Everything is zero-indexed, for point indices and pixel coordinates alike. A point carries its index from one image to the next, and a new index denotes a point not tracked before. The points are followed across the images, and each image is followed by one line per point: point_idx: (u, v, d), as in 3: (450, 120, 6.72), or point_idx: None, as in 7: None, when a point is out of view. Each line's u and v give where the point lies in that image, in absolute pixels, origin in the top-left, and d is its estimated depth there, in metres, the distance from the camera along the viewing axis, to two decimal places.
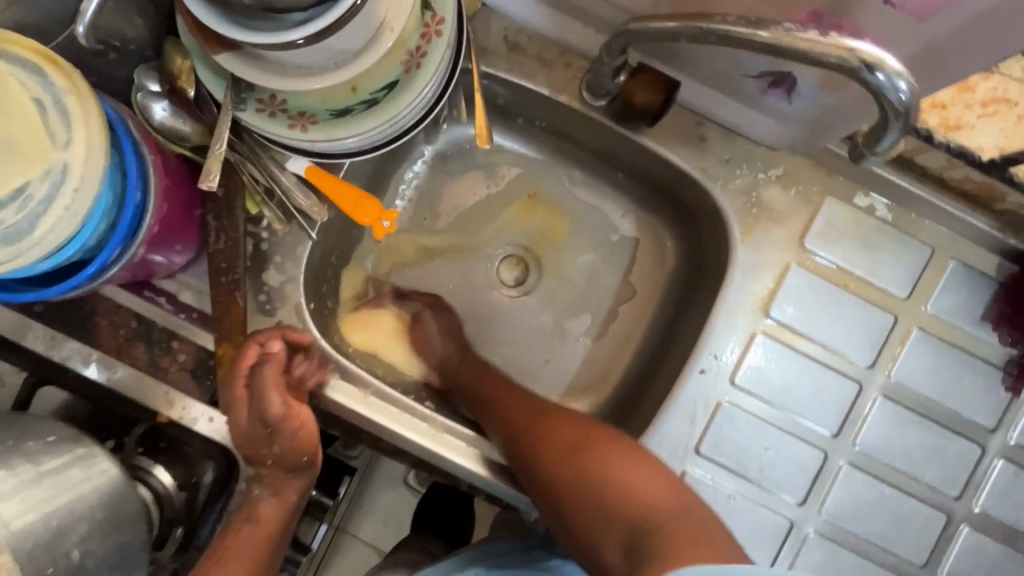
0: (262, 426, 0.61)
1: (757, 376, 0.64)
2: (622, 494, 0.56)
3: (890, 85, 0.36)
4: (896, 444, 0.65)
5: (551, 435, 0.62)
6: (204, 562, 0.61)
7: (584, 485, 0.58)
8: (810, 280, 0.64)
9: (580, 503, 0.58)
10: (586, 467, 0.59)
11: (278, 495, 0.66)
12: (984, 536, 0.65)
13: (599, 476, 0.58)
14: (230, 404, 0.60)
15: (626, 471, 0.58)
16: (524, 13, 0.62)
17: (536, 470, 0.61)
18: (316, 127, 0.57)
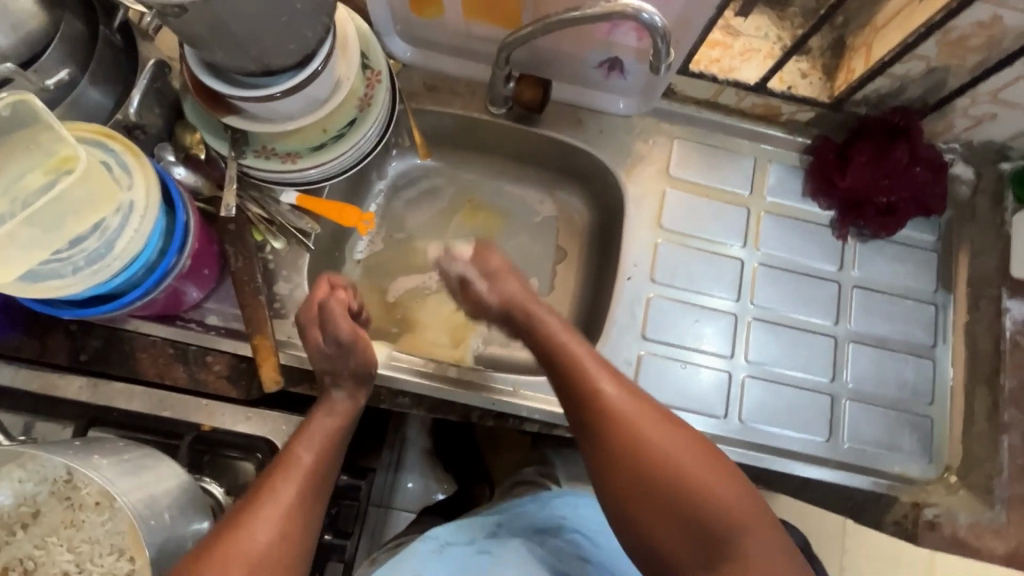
0: (335, 346, 0.69)
1: (667, 272, 0.86)
2: (687, 487, 0.57)
3: (652, 20, 0.62)
4: (780, 296, 0.87)
5: (627, 422, 0.60)
6: (291, 445, 0.64)
7: (652, 477, 0.58)
8: (681, 197, 0.89)
9: (643, 496, 0.58)
10: (656, 458, 0.59)
11: (353, 398, 0.71)
12: (864, 346, 0.87)
13: (669, 469, 0.58)
14: (306, 330, 0.71)
15: (692, 465, 0.58)
16: (434, 63, 0.88)
17: (605, 460, 0.60)
18: (303, 160, 0.77)
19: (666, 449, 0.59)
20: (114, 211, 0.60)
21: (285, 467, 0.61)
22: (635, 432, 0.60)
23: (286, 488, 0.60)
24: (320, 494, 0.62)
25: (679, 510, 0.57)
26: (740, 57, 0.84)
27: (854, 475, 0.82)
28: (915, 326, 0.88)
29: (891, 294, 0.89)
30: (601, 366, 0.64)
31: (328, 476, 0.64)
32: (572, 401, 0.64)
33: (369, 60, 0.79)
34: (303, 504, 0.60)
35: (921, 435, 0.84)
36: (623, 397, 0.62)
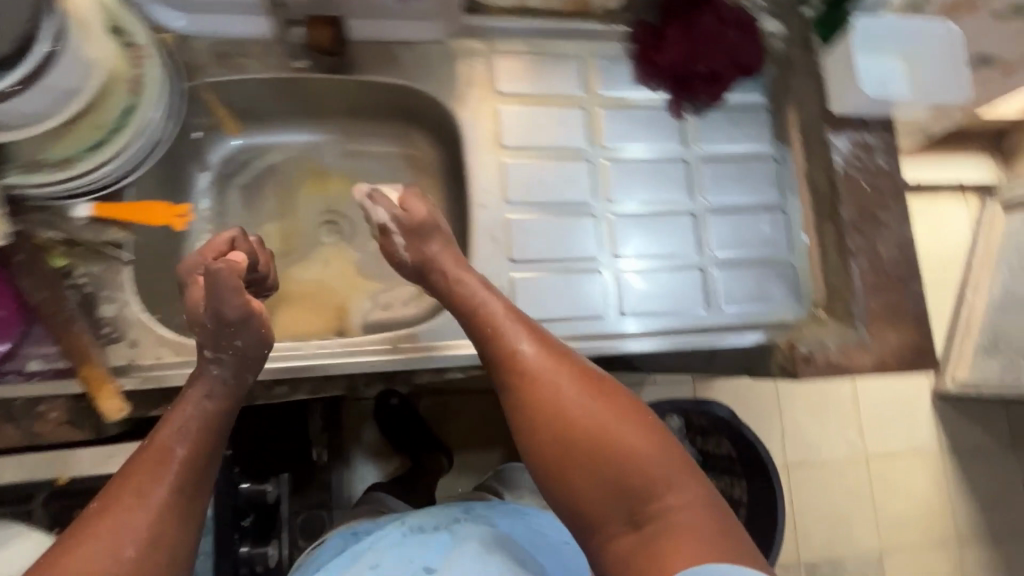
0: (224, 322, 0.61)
1: (519, 189, 0.84)
2: (628, 460, 0.55)
3: None
4: (634, 186, 0.88)
5: (571, 407, 0.58)
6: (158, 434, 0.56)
7: (616, 501, 0.55)
8: (518, 111, 0.86)
9: (599, 477, 0.56)
10: (590, 423, 0.57)
11: (235, 378, 0.63)
12: (720, 214, 0.90)
13: (614, 451, 0.56)
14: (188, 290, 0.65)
15: (598, 409, 0.58)
16: (213, 27, 0.79)
17: (532, 426, 0.59)
18: (79, 165, 0.68)
19: (672, 497, 0.55)
20: None
21: (156, 457, 0.54)
22: (559, 395, 0.58)
23: (153, 479, 0.53)
24: (203, 489, 0.56)
25: (652, 532, 0.54)
26: None
27: (736, 334, 0.86)
28: (762, 183, 0.92)
29: (736, 159, 0.92)
30: (522, 324, 0.64)
31: (209, 463, 0.57)
32: (581, 432, 0.56)
33: (128, 38, 0.70)
34: (180, 495, 0.53)
35: (786, 281, 0.89)
36: (549, 361, 0.61)
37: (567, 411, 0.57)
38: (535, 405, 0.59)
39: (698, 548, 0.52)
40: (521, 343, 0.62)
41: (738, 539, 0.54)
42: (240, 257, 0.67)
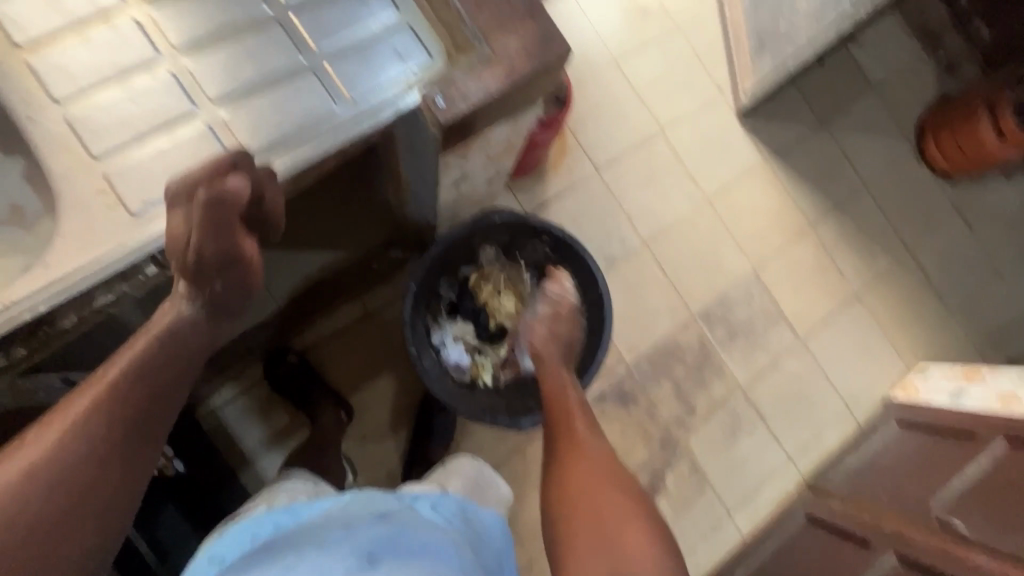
0: (217, 223, 0.74)
1: (64, 83, 0.74)
2: (601, 521, 0.87)
3: None
4: (195, 18, 0.77)
5: (588, 449, 1.00)
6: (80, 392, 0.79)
7: (571, 517, 0.90)
8: (22, 1, 0.74)
9: (563, 494, 0.93)
10: (598, 447, 1.01)
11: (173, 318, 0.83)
12: (306, 5, 0.80)
13: (589, 512, 0.89)
14: (173, 231, 0.73)
15: (625, 515, 0.88)
16: None
17: (564, 466, 0.98)
18: None
19: (631, 543, 0.85)
20: None
21: (100, 378, 0.79)
22: (584, 469, 0.95)
23: (86, 410, 0.77)
24: (107, 430, 0.78)
25: (587, 526, 0.88)
26: None
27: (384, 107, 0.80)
28: None
29: None
30: (586, 434, 1.04)
31: (105, 412, 0.78)
32: (566, 452, 1.01)
33: None
34: (90, 415, 0.77)
35: (407, 40, 0.82)
36: (606, 467, 0.96)
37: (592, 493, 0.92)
38: (554, 460, 1.01)
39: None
40: (573, 425, 1.06)
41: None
42: (246, 191, 0.71)
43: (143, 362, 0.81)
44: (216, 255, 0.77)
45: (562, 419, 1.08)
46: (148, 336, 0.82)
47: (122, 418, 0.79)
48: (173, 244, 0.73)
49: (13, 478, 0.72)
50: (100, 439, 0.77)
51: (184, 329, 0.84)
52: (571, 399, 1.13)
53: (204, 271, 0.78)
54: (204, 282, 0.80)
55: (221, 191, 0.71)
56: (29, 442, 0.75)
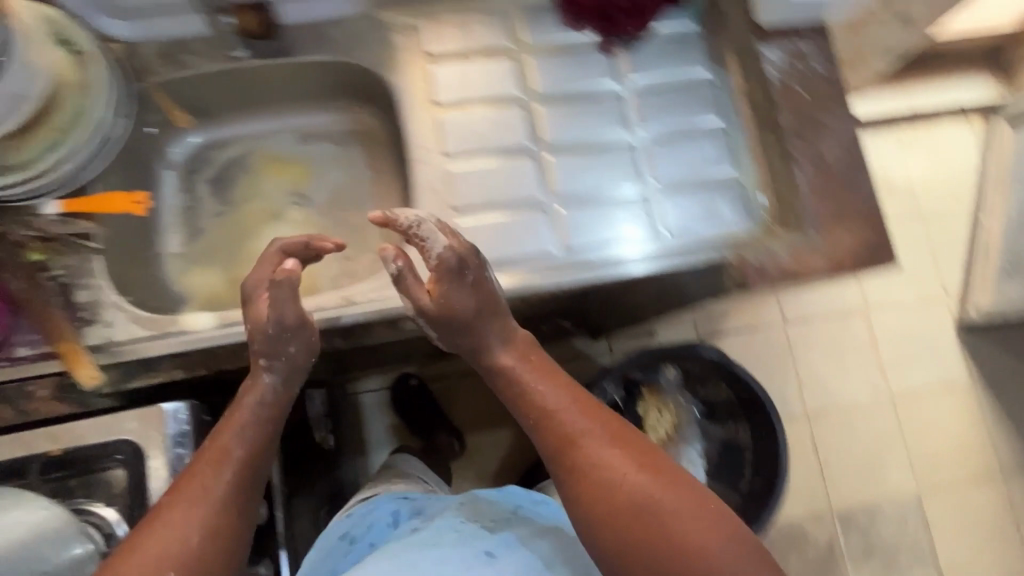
0: (279, 330, 0.70)
1: (454, 143, 0.87)
2: (637, 515, 0.56)
3: None
4: (570, 125, 0.89)
5: (615, 475, 0.58)
6: (191, 468, 0.63)
7: (620, 531, 0.56)
8: (448, 68, 0.89)
9: (624, 535, 0.55)
10: (595, 460, 0.59)
11: (240, 441, 0.66)
12: (660, 142, 0.90)
13: (660, 527, 0.55)
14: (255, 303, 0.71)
15: (667, 502, 0.56)
16: (153, 32, 0.85)
17: (604, 505, 0.57)
18: (40, 164, 0.75)
19: (714, 551, 0.54)
20: None
21: (216, 462, 0.63)
22: (591, 469, 0.59)
23: (212, 472, 0.63)
24: (244, 488, 0.64)
25: (658, 561, 0.54)
26: None
27: (628, 263, 0.83)
28: (700, 104, 0.92)
29: (671, 86, 0.93)
30: (596, 437, 0.60)
31: (250, 474, 0.65)
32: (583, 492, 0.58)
33: (75, 45, 0.77)
34: (219, 484, 0.62)
35: (733, 198, 0.89)
36: (620, 459, 0.59)
37: (636, 506, 0.56)
38: (581, 492, 0.58)
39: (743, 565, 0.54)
40: (562, 419, 0.62)
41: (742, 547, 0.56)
42: (299, 268, 0.70)
43: (235, 437, 0.67)
44: (269, 319, 0.70)
45: (546, 408, 0.63)
46: (245, 406, 0.69)
47: (227, 513, 0.61)
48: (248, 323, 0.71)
49: (178, 543, 0.57)
50: (245, 495, 0.64)
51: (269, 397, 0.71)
52: (559, 391, 0.64)
53: (276, 335, 0.70)
54: (269, 355, 0.71)
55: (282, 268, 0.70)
56: (152, 546, 0.57)
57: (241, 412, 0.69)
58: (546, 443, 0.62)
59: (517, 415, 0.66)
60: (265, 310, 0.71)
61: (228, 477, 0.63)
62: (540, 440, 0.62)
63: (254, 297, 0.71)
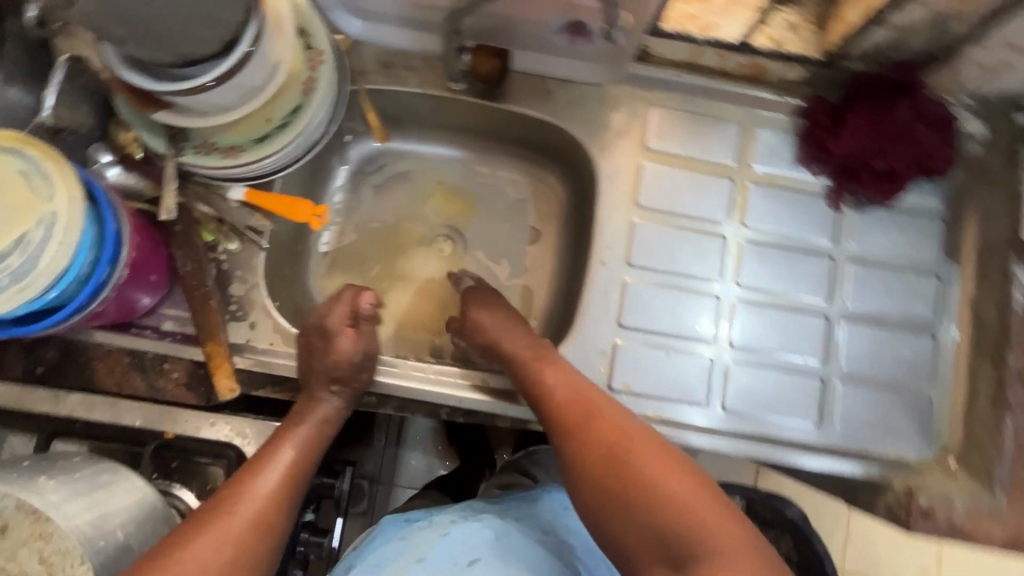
0: (362, 357, 0.72)
1: (643, 253, 0.80)
2: (658, 513, 0.53)
3: None
4: (768, 274, 0.81)
5: (637, 462, 0.57)
6: (241, 472, 0.60)
7: (633, 508, 0.55)
8: (660, 170, 0.82)
9: (618, 503, 0.56)
10: (615, 439, 0.60)
11: (288, 450, 0.64)
12: (859, 325, 0.81)
13: (636, 476, 0.56)
14: (333, 335, 0.71)
15: (676, 489, 0.54)
16: (384, 37, 0.80)
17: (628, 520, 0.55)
18: (244, 153, 0.72)
19: (670, 486, 0.55)
20: (36, 224, 0.57)
21: (262, 467, 0.61)
22: (610, 457, 0.58)
23: (258, 476, 0.60)
24: (287, 493, 0.61)
25: (652, 525, 0.53)
26: (723, 10, 0.74)
27: (691, 433, 0.77)
28: (917, 300, 0.82)
29: (892, 268, 0.82)
30: (607, 420, 0.62)
31: (300, 485, 0.63)
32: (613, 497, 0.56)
33: (311, 40, 0.74)
34: (265, 484, 0.60)
35: (918, 416, 0.79)
36: (648, 454, 0.57)
37: (642, 487, 0.55)
38: (590, 479, 0.58)
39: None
40: (578, 408, 0.64)
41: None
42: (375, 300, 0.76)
43: (305, 436, 0.66)
44: (352, 349, 0.71)
45: (576, 418, 0.63)
46: (309, 422, 0.68)
47: (271, 510, 0.58)
48: (322, 348, 0.71)
49: (213, 559, 0.52)
50: (288, 508, 0.60)
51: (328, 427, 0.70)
52: (587, 395, 0.66)
53: (339, 381, 0.71)
54: (345, 382, 0.71)
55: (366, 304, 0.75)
56: (198, 531, 0.54)
57: (305, 426, 0.68)
58: (579, 446, 0.61)
59: (541, 418, 0.67)
60: (356, 339, 0.72)
61: (272, 480, 0.60)
62: (557, 439, 0.64)
63: (338, 330, 0.72)
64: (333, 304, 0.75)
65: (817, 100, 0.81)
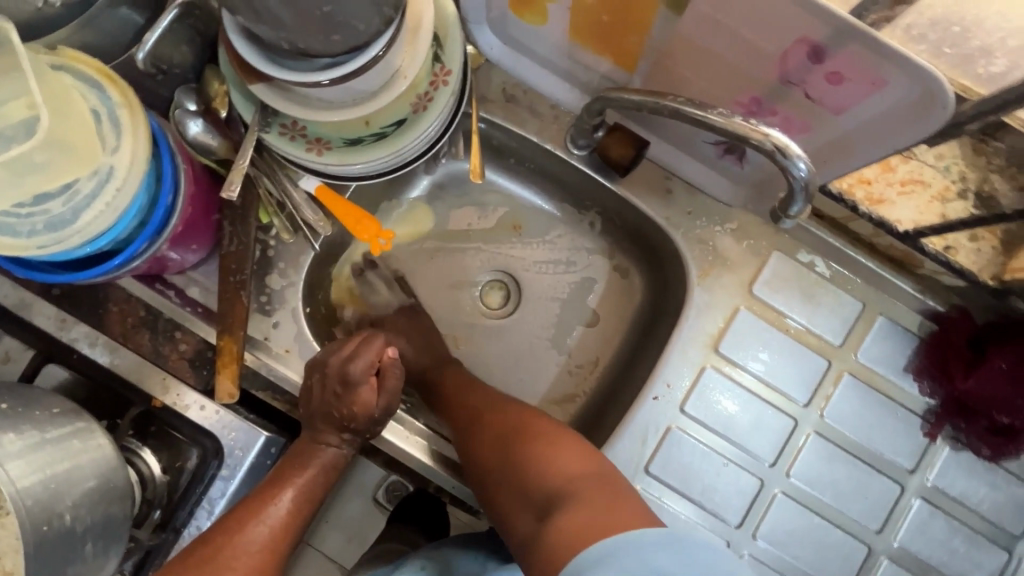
0: (388, 413, 0.66)
1: (701, 404, 0.72)
2: (543, 477, 0.58)
3: (795, 166, 0.50)
4: (825, 477, 0.72)
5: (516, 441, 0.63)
6: (227, 528, 0.60)
7: (503, 466, 0.62)
8: (756, 323, 0.72)
9: (505, 463, 0.62)
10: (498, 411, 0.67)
11: (289, 506, 0.62)
12: (901, 569, 0.71)
13: (509, 427, 0.64)
14: (354, 389, 0.64)
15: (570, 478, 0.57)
16: (519, 71, 0.71)
17: (506, 465, 0.62)
18: (329, 153, 0.65)
19: (559, 459, 0.59)
20: (89, 174, 0.51)
21: (259, 515, 0.60)
22: (513, 452, 0.61)
23: (247, 533, 0.60)
24: (280, 543, 0.61)
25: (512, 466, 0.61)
26: (899, 187, 0.64)
27: None
28: (974, 567, 0.71)
29: (963, 523, 0.72)
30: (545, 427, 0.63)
31: (297, 527, 0.63)
32: (492, 473, 0.63)
33: (442, 53, 0.65)
34: (257, 540, 0.60)
35: None
36: (546, 452, 0.60)
37: (547, 476, 0.58)
38: (517, 487, 0.60)
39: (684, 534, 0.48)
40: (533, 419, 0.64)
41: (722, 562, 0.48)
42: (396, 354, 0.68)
43: (312, 487, 0.64)
44: (380, 404, 0.65)
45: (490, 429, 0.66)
46: (313, 467, 0.64)
47: (265, 567, 0.60)
48: (341, 398, 0.64)
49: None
50: (283, 553, 0.62)
51: (330, 474, 0.65)
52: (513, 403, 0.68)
53: (350, 433, 0.65)
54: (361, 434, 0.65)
55: (389, 362, 0.67)
56: None
57: (307, 472, 0.64)
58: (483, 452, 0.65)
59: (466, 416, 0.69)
60: (395, 391, 0.67)
61: (266, 534, 0.60)
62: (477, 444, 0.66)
63: (363, 381, 0.64)
64: (359, 344, 0.66)
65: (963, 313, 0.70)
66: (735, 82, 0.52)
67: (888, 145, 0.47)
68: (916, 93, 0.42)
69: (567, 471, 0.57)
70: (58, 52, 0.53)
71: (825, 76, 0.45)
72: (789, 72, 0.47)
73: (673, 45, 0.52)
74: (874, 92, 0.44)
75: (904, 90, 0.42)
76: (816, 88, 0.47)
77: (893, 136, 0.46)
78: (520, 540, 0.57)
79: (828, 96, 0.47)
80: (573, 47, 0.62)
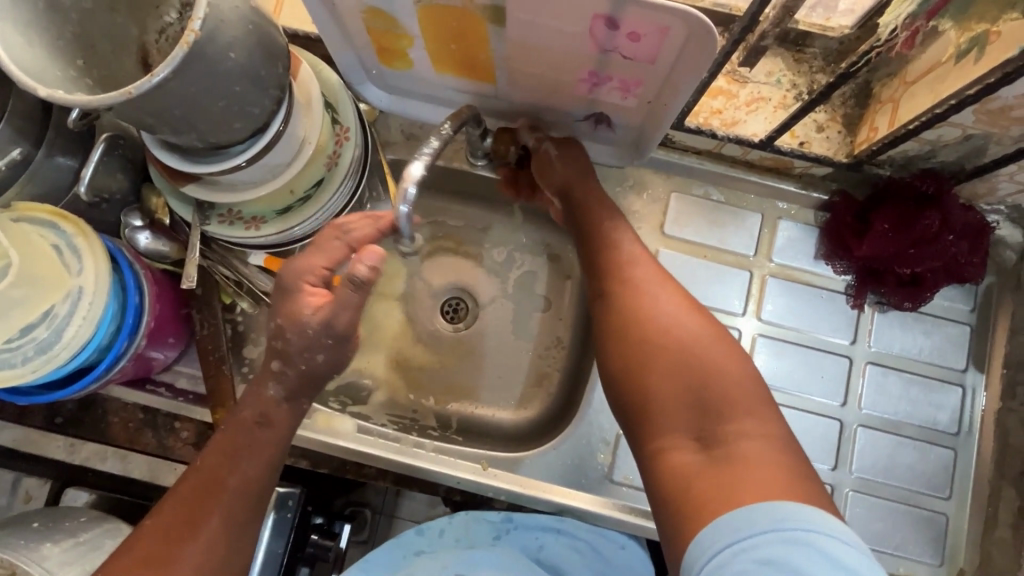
0: (325, 337, 0.62)
1: None
2: (700, 380, 0.59)
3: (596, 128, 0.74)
4: (781, 370, 0.79)
5: (678, 333, 0.62)
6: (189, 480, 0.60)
7: (662, 377, 0.60)
8: (676, 257, 0.81)
9: (647, 382, 0.61)
10: (652, 316, 0.64)
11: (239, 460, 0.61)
12: (874, 430, 0.78)
13: (654, 341, 0.62)
14: (298, 293, 0.62)
15: (702, 340, 0.61)
16: (409, 110, 0.82)
17: (658, 375, 0.61)
18: (266, 225, 0.73)
19: (712, 361, 0.60)
20: (63, 298, 0.60)
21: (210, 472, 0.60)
22: (679, 364, 0.60)
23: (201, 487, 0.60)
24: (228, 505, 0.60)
25: (674, 374, 0.60)
26: (746, 107, 0.74)
27: None
28: (937, 409, 0.78)
29: (913, 373, 0.79)
30: (653, 279, 0.67)
31: (247, 494, 0.61)
32: (627, 356, 0.63)
33: (338, 115, 0.74)
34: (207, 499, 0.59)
35: (932, 534, 0.76)
36: (697, 333, 0.62)
37: (707, 384, 0.59)
38: (622, 333, 0.64)
39: (774, 490, 0.50)
40: (635, 271, 0.68)
41: (809, 488, 0.51)
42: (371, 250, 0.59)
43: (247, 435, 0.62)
44: (317, 316, 0.61)
45: (605, 265, 0.70)
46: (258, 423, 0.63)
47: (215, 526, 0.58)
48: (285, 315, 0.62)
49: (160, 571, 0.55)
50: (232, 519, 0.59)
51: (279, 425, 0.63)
52: (656, 290, 0.66)
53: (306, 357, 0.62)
54: (291, 360, 0.62)
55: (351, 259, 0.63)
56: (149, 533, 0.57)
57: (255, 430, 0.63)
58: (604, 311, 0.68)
59: (592, 264, 0.72)
60: (339, 315, 0.61)
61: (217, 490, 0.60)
62: (593, 278, 0.71)
63: (305, 290, 0.62)
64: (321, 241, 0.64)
65: (844, 194, 0.79)
66: (571, 64, 0.62)
67: (697, 75, 0.58)
68: (693, 30, 0.52)
69: (728, 377, 0.59)
70: (12, 208, 0.62)
71: (627, 39, 0.56)
72: (602, 43, 0.57)
73: (512, 51, 0.63)
74: (666, 38, 0.55)
75: (685, 30, 0.53)
76: (627, 49, 0.58)
77: (695, 70, 0.57)
78: (661, 468, 0.58)
79: (638, 52, 0.58)
80: (442, 78, 0.74)
